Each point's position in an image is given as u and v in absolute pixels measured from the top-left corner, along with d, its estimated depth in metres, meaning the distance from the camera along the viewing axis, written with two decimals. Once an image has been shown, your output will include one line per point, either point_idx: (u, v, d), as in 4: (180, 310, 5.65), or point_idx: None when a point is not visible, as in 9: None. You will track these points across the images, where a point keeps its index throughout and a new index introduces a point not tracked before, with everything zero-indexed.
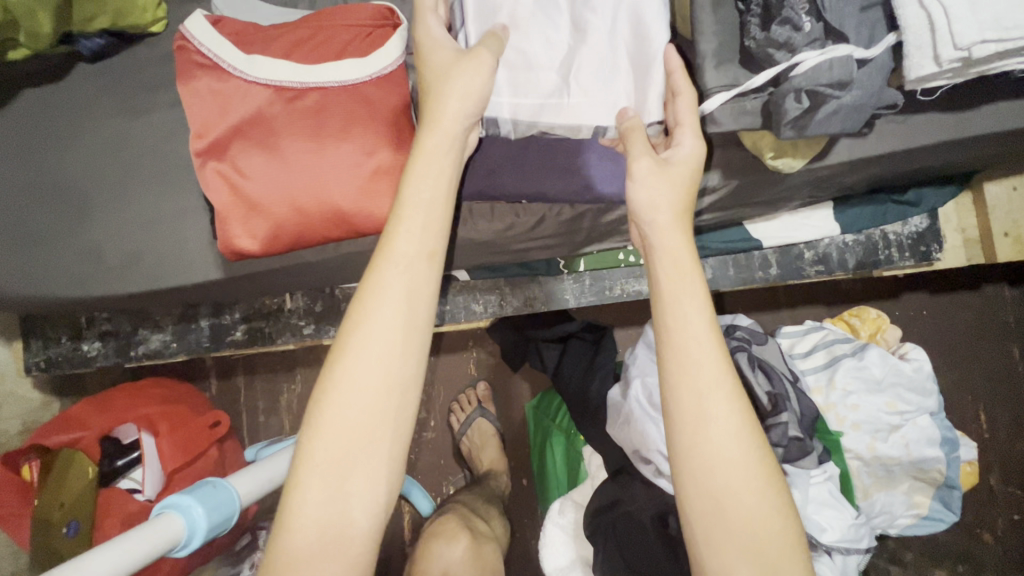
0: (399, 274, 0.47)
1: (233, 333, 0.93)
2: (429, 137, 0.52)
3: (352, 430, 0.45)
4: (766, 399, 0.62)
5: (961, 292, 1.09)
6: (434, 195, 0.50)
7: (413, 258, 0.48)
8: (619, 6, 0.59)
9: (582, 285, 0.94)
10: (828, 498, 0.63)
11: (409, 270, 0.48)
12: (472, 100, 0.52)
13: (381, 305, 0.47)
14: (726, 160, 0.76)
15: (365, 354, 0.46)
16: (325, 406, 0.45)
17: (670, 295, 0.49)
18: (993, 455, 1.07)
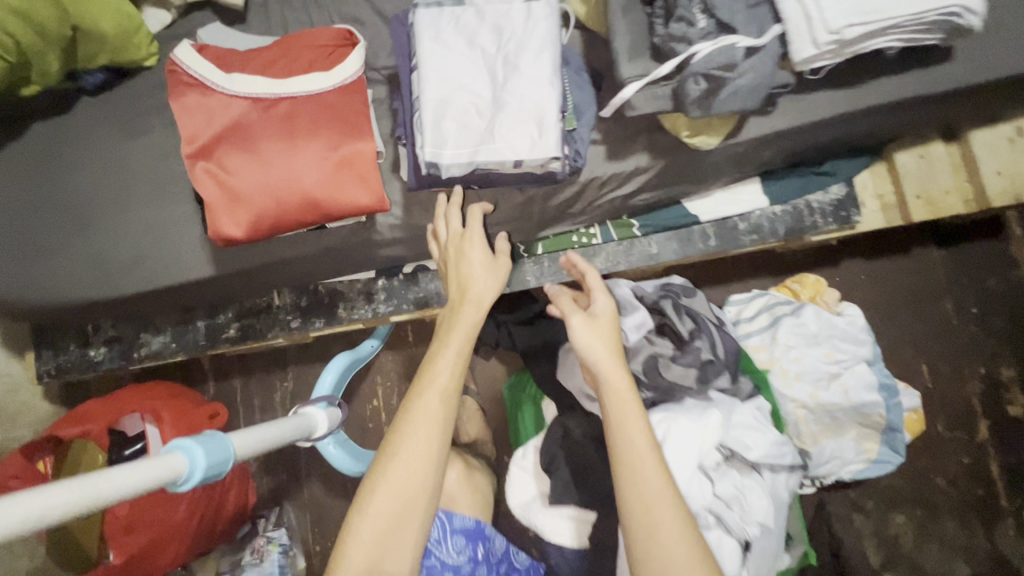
0: (436, 401, 0.66)
1: (227, 331, 1.02)
2: (462, 309, 0.75)
3: (391, 510, 0.63)
4: (686, 333, 0.73)
5: (894, 256, 1.19)
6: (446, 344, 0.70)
7: (443, 386, 0.67)
8: (529, 75, 0.73)
9: (541, 267, 1.03)
10: (755, 424, 0.71)
11: (443, 399, 0.67)
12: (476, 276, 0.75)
13: (417, 425, 0.65)
14: (652, 142, 0.87)
15: (401, 462, 0.63)
16: (371, 495, 0.63)
17: (614, 409, 0.60)
18: (939, 404, 1.15)
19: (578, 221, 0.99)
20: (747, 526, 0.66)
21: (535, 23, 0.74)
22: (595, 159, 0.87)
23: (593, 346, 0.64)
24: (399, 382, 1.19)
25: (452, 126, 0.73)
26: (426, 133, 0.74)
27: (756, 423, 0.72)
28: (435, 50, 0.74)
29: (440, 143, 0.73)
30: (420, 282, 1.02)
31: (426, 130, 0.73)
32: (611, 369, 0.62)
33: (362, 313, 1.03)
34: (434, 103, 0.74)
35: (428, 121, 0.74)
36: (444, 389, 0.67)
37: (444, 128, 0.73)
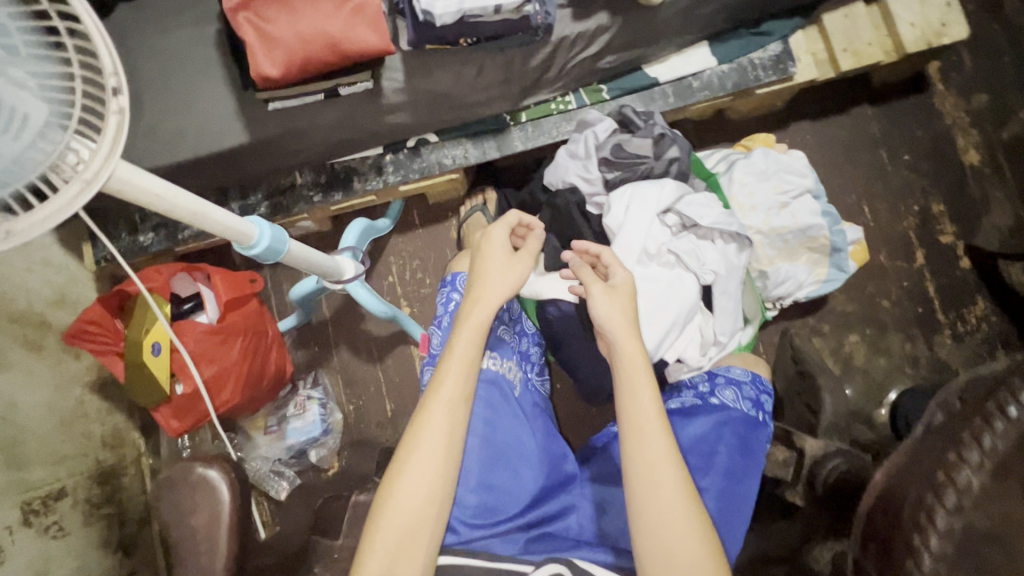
0: (443, 412, 0.74)
1: (258, 209, 1.17)
2: (471, 307, 0.79)
3: (418, 501, 0.70)
4: (640, 122, 0.87)
5: (835, 115, 1.36)
6: (464, 347, 0.77)
7: (455, 395, 0.75)
8: None
9: (526, 133, 1.19)
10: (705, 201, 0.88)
11: (449, 408, 0.74)
12: (499, 292, 0.78)
13: (437, 416, 0.74)
14: (610, 2, 1.03)
15: (429, 441, 0.73)
16: (399, 478, 0.71)
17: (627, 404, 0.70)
18: (879, 238, 1.34)
19: (556, 88, 1.16)
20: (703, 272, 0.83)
21: None
22: (562, 20, 1.03)
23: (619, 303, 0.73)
24: (410, 260, 1.35)
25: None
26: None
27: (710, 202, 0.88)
28: None
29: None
30: (423, 154, 1.19)
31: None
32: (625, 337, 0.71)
33: (374, 184, 1.18)
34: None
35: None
36: (448, 400, 0.74)
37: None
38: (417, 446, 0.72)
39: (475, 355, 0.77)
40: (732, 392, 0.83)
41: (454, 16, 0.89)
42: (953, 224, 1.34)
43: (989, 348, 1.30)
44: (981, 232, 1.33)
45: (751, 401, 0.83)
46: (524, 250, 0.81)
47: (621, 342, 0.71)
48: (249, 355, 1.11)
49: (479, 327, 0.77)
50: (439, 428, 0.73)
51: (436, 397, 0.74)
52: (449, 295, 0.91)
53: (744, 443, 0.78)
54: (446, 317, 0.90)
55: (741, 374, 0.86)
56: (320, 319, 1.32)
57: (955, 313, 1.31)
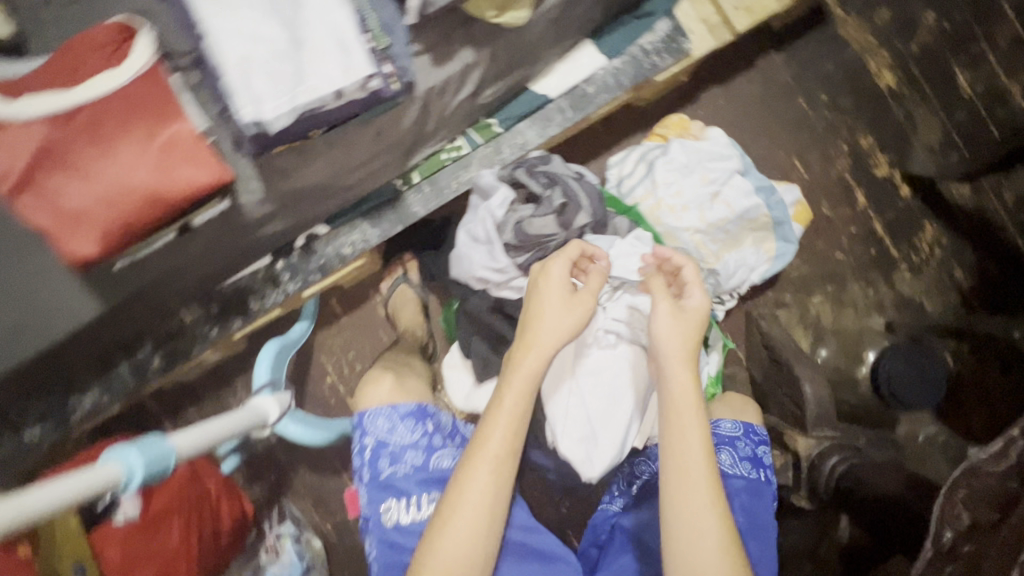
0: (487, 469, 0.61)
1: (152, 363, 1.02)
2: (523, 351, 0.65)
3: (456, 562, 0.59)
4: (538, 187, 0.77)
5: (743, 72, 1.27)
6: (516, 398, 0.63)
7: (509, 446, 0.62)
8: (316, 5, 0.74)
9: (423, 194, 1.06)
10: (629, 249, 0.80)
11: (496, 464, 0.61)
12: (564, 330, 0.65)
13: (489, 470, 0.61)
14: (470, 35, 0.89)
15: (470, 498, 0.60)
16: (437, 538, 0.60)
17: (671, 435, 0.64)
18: (818, 190, 1.28)
19: (440, 137, 1.02)
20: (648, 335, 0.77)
21: None
22: (422, 70, 0.89)
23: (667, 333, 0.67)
24: (344, 353, 1.22)
25: (261, 76, 0.73)
26: (239, 93, 0.73)
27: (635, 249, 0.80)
28: (214, 9, 0.73)
29: (257, 98, 0.73)
30: (316, 250, 1.04)
31: (238, 89, 0.73)
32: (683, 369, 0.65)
33: (275, 298, 1.04)
34: (234, 59, 0.73)
35: (236, 80, 0.73)
36: (497, 457, 0.61)
37: (254, 80, 0.73)
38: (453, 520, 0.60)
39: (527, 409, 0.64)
40: (727, 455, 0.78)
41: (291, 117, 0.75)
42: (885, 155, 1.28)
43: (947, 272, 1.27)
44: (914, 156, 1.28)
45: (749, 460, 0.79)
46: (584, 291, 0.68)
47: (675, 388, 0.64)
48: (196, 528, 1.00)
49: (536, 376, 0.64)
50: (479, 498, 0.61)
51: (474, 461, 0.61)
52: (359, 441, 0.71)
53: (751, 521, 0.75)
54: (366, 470, 0.70)
55: (731, 429, 0.81)
56: (266, 445, 1.20)
57: (907, 245, 1.28)
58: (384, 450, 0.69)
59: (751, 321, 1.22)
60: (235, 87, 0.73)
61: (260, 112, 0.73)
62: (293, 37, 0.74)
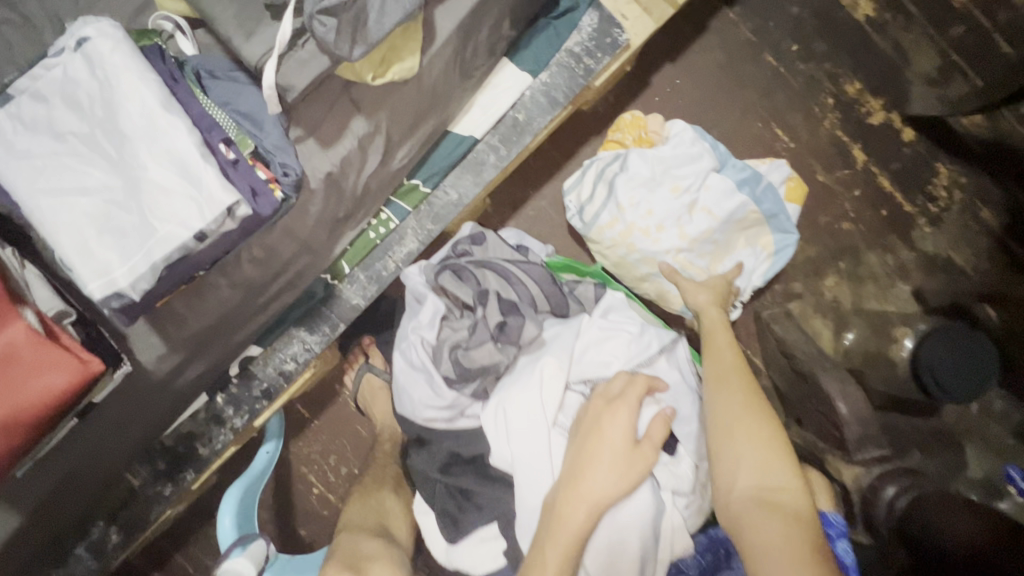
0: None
1: (108, 541, 0.90)
2: (595, 435, 0.55)
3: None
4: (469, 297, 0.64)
5: (695, 41, 1.09)
6: (588, 474, 0.52)
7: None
8: (143, 132, 0.58)
9: (359, 283, 0.91)
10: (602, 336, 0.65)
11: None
12: (619, 437, 0.54)
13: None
14: (358, 102, 0.74)
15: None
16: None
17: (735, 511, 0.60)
18: (808, 156, 1.10)
19: (360, 217, 0.87)
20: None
21: (113, 69, 0.58)
22: (311, 157, 0.74)
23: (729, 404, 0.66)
24: (325, 460, 1.10)
25: (99, 237, 0.58)
26: (79, 264, 0.58)
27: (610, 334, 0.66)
28: (18, 168, 0.58)
29: (101, 266, 0.58)
30: (255, 373, 0.91)
31: (76, 260, 0.58)
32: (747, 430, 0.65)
33: (224, 437, 0.92)
34: (59, 225, 0.58)
35: (70, 250, 0.58)
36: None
37: (92, 245, 0.58)
38: None
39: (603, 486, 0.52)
40: None
41: (151, 276, 0.60)
42: (878, 97, 1.10)
43: (973, 216, 1.10)
44: (911, 91, 1.10)
45: None
46: (647, 440, 0.55)
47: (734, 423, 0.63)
48: None
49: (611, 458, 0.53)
50: None
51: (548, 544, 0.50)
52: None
53: None
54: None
55: None
56: None
57: (922, 195, 1.11)
58: None
59: (762, 325, 1.07)
60: (71, 259, 0.58)
61: (110, 281, 0.58)
62: (126, 179, 0.59)
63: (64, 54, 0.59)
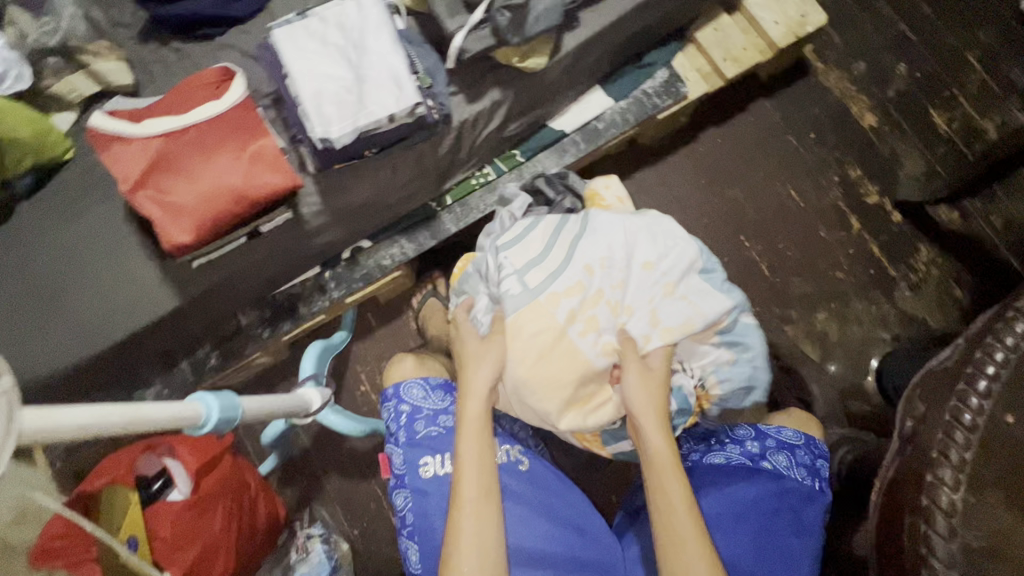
0: (471, 518, 0.72)
1: (209, 361, 1.14)
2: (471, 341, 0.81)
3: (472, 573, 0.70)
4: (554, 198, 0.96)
5: (737, 115, 1.44)
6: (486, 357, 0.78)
7: (484, 468, 0.75)
8: (376, 50, 0.92)
9: (456, 214, 1.21)
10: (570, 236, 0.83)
11: (477, 513, 0.73)
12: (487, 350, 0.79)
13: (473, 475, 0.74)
14: (498, 79, 1.07)
15: (467, 497, 0.73)
16: (456, 534, 0.72)
17: (658, 477, 0.73)
18: (814, 215, 1.39)
19: (470, 164, 1.18)
20: (646, 332, 0.80)
21: (368, 11, 0.93)
22: (459, 106, 1.06)
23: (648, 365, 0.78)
24: (378, 363, 1.32)
25: (329, 103, 0.90)
26: (312, 116, 0.90)
27: (636, 238, 0.84)
28: (297, 54, 0.92)
29: (326, 119, 0.90)
30: (360, 261, 1.18)
31: (311, 113, 0.90)
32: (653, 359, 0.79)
33: (322, 304, 1.17)
34: (309, 90, 0.90)
35: (311, 106, 0.90)
36: (474, 503, 0.73)
37: (325, 106, 0.90)
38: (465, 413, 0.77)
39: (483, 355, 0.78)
40: (785, 456, 0.91)
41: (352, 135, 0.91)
42: (873, 184, 1.40)
43: (946, 291, 1.33)
44: (900, 186, 1.39)
45: (806, 466, 0.91)
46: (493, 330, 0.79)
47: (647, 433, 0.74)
48: (233, 518, 1.05)
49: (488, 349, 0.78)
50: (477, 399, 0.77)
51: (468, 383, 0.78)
52: (399, 408, 0.88)
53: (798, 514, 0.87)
54: (402, 432, 0.87)
55: (792, 436, 0.95)
56: (301, 448, 1.26)
57: (905, 265, 1.36)
58: (419, 413, 0.87)
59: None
60: (309, 112, 0.90)
61: (327, 130, 0.90)
62: (358, 74, 0.92)
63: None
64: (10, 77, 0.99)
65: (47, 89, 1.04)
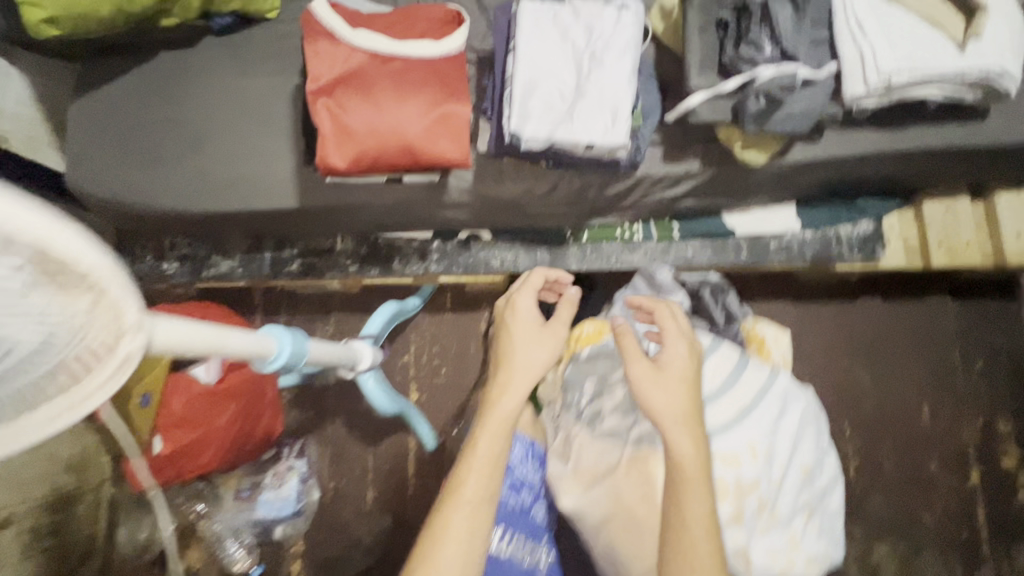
0: (476, 478, 0.68)
1: (290, 266, 1.12)
2: (513, 324, 0.85)
3: (458, 563, 0.64)
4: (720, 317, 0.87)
5: (910, 299, 1.27)
6: (540, 352, 0.79)
7: (494, 450, 0.70)
8: (611, 70, 0.83)
9: (583, 252, 1.12)
10: (741, 391, 0.76)
11: (482, 475, 0.68)
12: (542, 356, 0.79)
13: (473, 463, 0.69)
14: (706, 153, 0.96)
15: (466, 487, 0.67)
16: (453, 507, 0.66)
17: (677, 491, 0.64)
18: (933, 444, 1.22)
19: (625, 215, 1.08)
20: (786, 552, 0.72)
21: (624, 28, 0.84)
22: (652, 160, 0.97)
23: (671, 363, 0.71)
24: (430, 344, 1.26)
25: (537, 100, 0.82)
26: (513, 103, 0.82)
27: (802, 433, 0.76)
28: (533, 37, 0.84)
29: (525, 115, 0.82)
30: (471, 249, 1.12)
31: (514, 99, 0.82)
32: (669, 337, 0.73)
33: (415, 268, 1.12)
34: (525, 77, 0.83)
35: (518, 93, 0.82)
36: (469, 504, 0.66)
37: (530, 102, 0.82)
38: (500, 386, 0.75)
39: (535, 336, 0.80)
40: None
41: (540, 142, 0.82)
42: (1018, 450, 1.21)
43: None
44: None
45: None
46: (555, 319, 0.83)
47: (676, 439, 0.65)
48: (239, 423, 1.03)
49: (544, 339, 0.80)
50: (521, 379, 0.76)
51: (511, 361, 0.78)
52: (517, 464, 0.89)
53: None
54: None
55: None
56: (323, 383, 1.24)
57: (1003, 550, 1.17)
58: None
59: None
60: (513, 98, 0.83)
61: (521, 125, 0.82)
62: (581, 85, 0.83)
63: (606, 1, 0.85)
64: None
65: None
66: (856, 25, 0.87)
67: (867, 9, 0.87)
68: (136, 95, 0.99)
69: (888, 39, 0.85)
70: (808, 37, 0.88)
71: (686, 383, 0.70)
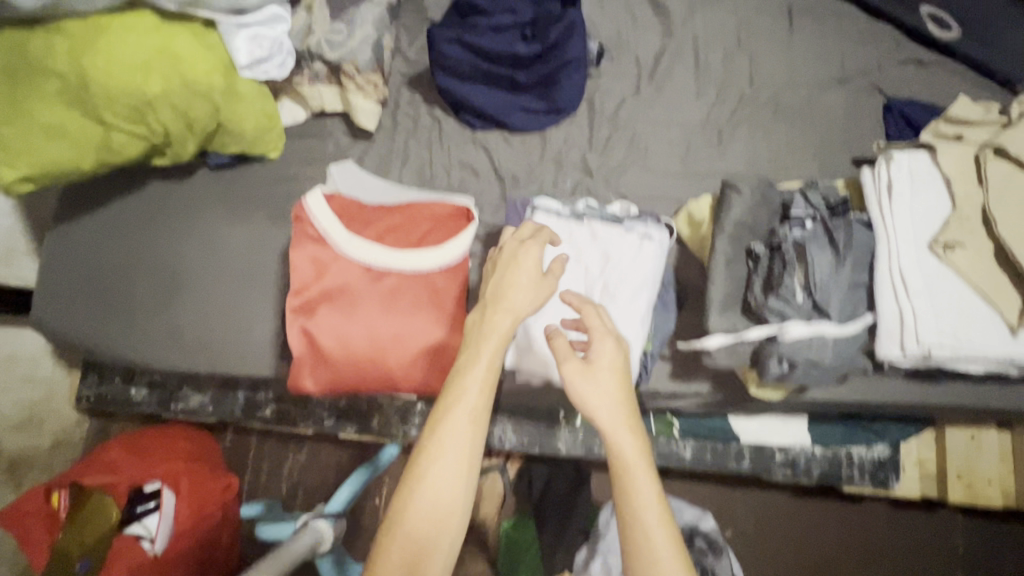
0: (466, 420, 0.62)
1: (263, 409, 1.04)
2: (494, 317, 0.66)
3: (433, 507, 0.60)
4: None
5: (918, 509, 1.18)
6: (514, 313, 0.65)
7: (463, 453, 0.61)
8: (624, 308, 0.75)
9: (574, 438, 1.03)
10: None
11: (473, 419, 0.62)
12: (523, 308, 0.66)
13: (460, 422, 0.62)
14: (717, 377, 0.88)
15: (423, 508, 0.60)
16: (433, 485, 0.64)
17: (621, 482, 0.60)
18: None
19: None
20: None
21: (644, 261, 0.76)
22: (657, 376, 0.89)
23: (599, 355, 0.66)
24: None
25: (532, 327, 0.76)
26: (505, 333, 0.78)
27: None
28: (543, 261, 0.77)
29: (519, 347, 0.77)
30: None
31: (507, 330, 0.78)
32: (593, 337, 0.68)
33: (394, 429, 1.05)
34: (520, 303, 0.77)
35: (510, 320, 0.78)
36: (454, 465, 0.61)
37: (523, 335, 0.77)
38: (452, 397, 0.62)
39: (499, 349, 0.64)
40: None
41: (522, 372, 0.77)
42: None
43: None
44: None
45: None
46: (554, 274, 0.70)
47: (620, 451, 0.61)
48: None
49: (520, 279, 0.67)
50: (489, 351, 0.64)
51: (489, 327, 0.65)
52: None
53: None
54: None
55: None
56: None
57: None
58: None
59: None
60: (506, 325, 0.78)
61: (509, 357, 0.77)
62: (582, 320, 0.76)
63: (628, 227, 0.78)
64: (272, 64, 0.89)
65: (297, 85, 0.94)
66: (900, 283, 0.79)
67: (915, 267, 0.79)
68: (118, 230, 0.93)
69: (933, 307, 0.78)
70: (846, 283, 0.80)
71: (623, 376, 0.65)
